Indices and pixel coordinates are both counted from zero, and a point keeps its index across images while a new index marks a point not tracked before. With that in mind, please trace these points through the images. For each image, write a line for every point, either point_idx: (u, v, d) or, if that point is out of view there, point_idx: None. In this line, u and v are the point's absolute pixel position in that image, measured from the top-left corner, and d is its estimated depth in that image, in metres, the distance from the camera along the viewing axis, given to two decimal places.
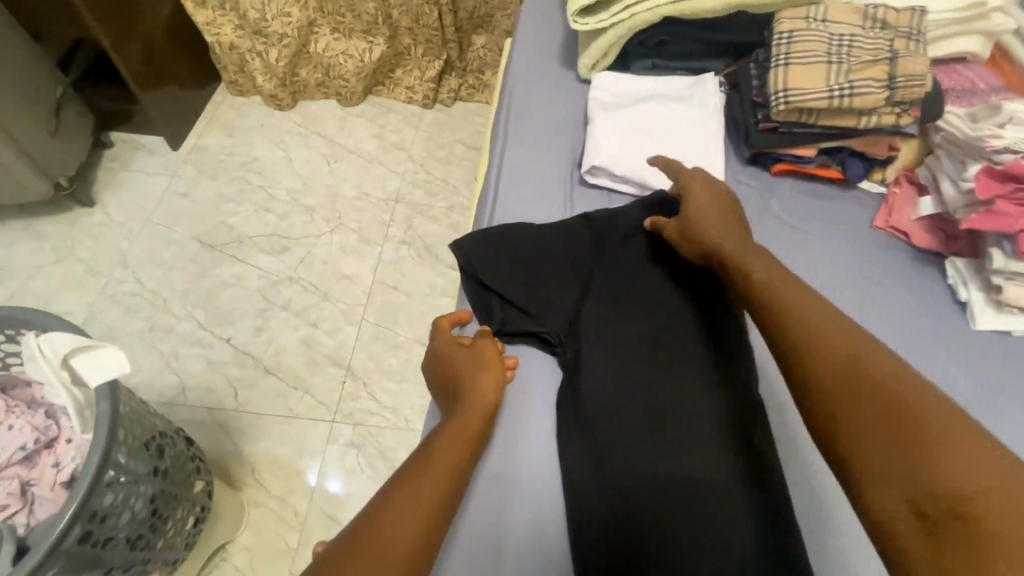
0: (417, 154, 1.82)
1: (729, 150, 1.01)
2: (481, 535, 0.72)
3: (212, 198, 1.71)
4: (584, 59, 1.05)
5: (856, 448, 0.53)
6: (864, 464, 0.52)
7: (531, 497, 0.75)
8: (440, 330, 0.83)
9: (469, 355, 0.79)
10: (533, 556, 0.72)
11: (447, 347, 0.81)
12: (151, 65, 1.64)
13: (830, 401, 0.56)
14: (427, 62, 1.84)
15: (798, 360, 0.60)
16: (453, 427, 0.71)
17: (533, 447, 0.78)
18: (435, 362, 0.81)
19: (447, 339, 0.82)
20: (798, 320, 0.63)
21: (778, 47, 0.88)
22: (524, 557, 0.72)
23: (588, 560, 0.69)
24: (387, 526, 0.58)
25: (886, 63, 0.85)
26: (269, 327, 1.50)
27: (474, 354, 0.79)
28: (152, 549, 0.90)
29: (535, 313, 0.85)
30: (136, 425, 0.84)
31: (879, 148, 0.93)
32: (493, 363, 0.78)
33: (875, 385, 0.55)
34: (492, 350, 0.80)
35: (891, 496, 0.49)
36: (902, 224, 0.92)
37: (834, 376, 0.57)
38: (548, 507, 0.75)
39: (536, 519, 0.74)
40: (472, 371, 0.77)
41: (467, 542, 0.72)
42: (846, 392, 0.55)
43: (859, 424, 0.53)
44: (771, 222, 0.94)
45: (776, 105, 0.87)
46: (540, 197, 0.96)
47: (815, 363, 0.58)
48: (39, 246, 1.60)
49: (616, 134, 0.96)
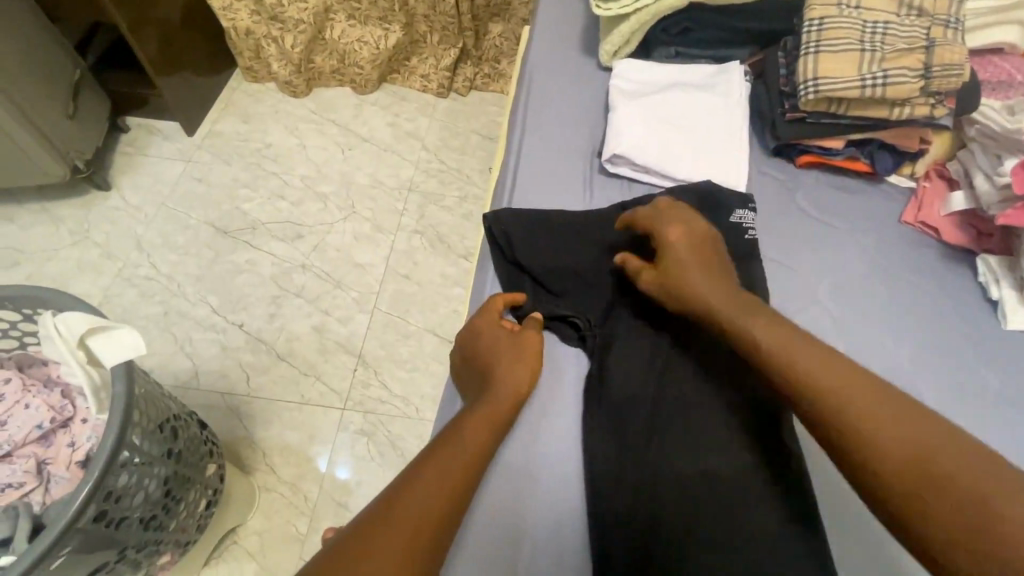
0: (431, 143, 1.81)
1: (753, 141, 0.98)
2: (499, 524, 0.71)
3: (226, 184, 1.71)
4: (605, 46, 1.03)
5: (899, 490, 0.52)
6: (907, 506, 0.51)
7: (551, 486, 0.74)
8: (490, 308, 0.81)
9: (513, 340, 0.78)
10: (549, 541, 0.71)
11: (492, 328, 0.80)
12: (168, 49, 1.64)
13: (854, 440, 0.55)
14: (443, 50, 1.82)
15: (818, 407, 0.59)
16: (489, 411, 0.70)
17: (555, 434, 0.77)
18: (473, 339, 0.80)
19: (491, 320, 0.81)
20: (801, 367, 0.62)
21: (808, 34, 0.85)
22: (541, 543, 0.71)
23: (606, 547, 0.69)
24: (411, 509, 0.57)
25: (922, 51, 0.82)
26: (281, 313, 1.50)
27: (514, 341, 0.78)
28: (165, 530, 0.90)
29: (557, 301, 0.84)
30: (151, 406, 0.84)
31: (910, 141, 0.90)
32: (531, 352, 0.77)
33: (902, 426, 0.54)
34: (535, 341, 0.79)
35: (944, 522, 0.49)
36: (932, 219, 0.89)
37: (874, 405, 0.56)
38: (565, 495, 0.74)
39: (556, 510, 0.73)
40: (513, 359, 0.76)
41: (486, 531, 0.71)
42: (874, 437, 0.55)
43: (894, 459, 0.53)
44: (796, 215, 0.91)
45: (805, 94, 0.85)
46: (559, 186, 0.94)
47: (833, 411, 0.58)
48: (56, 229, 1.61)
49: (638, 122, 0.94)
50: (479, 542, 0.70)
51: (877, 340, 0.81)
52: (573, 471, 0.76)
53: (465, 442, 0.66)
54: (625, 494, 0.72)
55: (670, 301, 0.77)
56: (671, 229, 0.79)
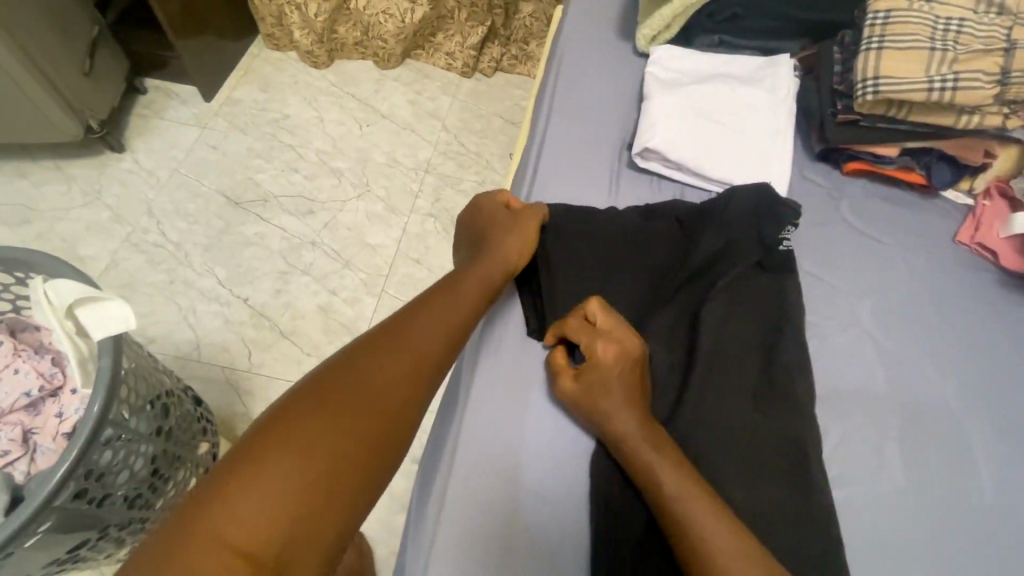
0: (452, 124, 1.75)
1: (798, 143, 0.91)
2: (483, 495, 0.67)
3: (240, 152, 1.67)
4: (644, 30, 0.95)
5: None
6: None
7: (553, 459, 0.69)
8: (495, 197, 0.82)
9: (510, 223, 0.78)
10: (543, 515, 0.66)
11: (494, 211, 0.80)
12: (189, 10, 1.59)
13: None
14: (470, 27, 1.75)
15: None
16: (472, 287, 0.71)
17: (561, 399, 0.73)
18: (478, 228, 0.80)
19: (496, 206, 0.81)
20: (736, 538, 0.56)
21: (871, 28, 0.78)
22: (532, 516, 0.66)
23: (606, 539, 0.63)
24: (378, 371, 0.58)
25: (1002, 53, 0.73)
26: (288, 290, 1.47)
27: (512, 227, 0.78)
28: (152, 508, 0.87)
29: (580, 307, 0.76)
30: (141, 381, 0.81)
31: (974, 154, 0.81)
32: (529, 233, 0.78)
33: None
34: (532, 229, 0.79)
35: None
36: (990, 241, 0.81)
37: None
38: (568, 475, 0.69)
39: (543, 513, 0.66)
40: (512, 234, 0.77)
41: (476, 500, 0.67)
42: None
43: None
44: (840, 227, 0.84)
45: (862, 94, 0.77)
46: (583, 178, 0.88)
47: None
48: (68, 189, 1.58)
49: (675, 114, 0.87)
50: (469, 509, 0.66)
51: (923, 370, 0.74)
52: (575, 482, 0.68)
53: (436, 311, 0.67)
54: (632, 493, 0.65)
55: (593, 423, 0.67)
56: (605, 355, 0.68)
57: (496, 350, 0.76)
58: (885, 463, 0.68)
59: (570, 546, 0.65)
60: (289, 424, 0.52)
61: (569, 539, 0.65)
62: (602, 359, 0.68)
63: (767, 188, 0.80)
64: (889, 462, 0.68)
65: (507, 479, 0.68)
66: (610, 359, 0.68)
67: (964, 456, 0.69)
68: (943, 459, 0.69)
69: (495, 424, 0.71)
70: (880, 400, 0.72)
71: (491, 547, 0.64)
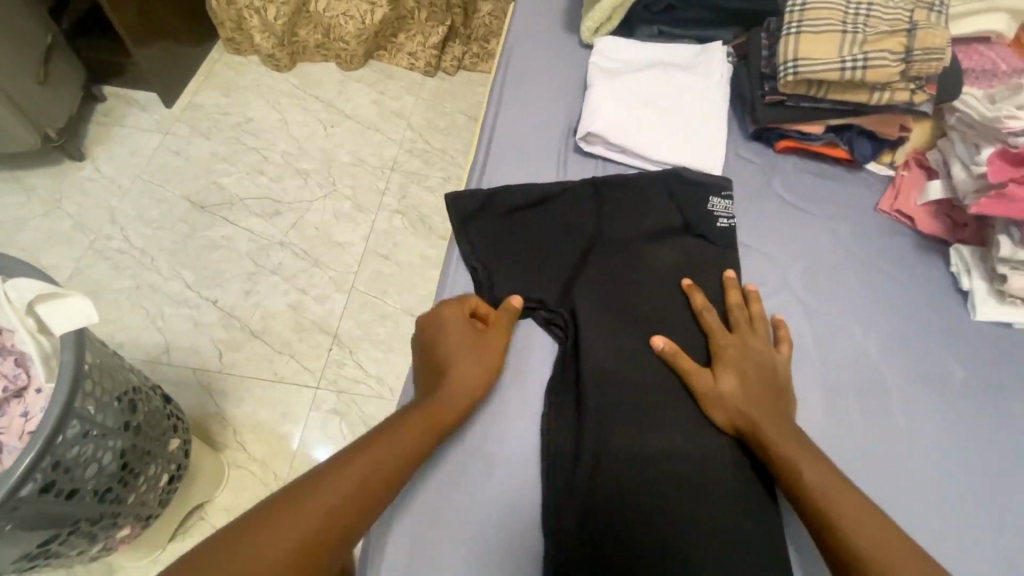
0: (416, 123, 1.78)
1: (733, 124, 0.97)
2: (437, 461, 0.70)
3: (204, 156, 1.68)
4: (587, 22, 1.00)
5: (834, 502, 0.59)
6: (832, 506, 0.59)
7: (510, 427, 0.72)
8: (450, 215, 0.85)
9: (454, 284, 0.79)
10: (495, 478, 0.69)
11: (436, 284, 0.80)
12: (146, 16, 1.59)
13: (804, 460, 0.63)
14: (430, 27, 1.78)
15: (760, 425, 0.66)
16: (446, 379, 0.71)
17: (516, 375, 0.75)
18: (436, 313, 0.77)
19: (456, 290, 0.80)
20: (765, 410, 0.67)
21: (790, 14, 0.84)
22: (485, 478, 0.69)
23: (556, 489, 0.67)
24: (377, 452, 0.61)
25: (905, 34, 0.79)
26: (257, 290, 1.48)
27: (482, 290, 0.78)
28: (123, 503, 0.89)
29: (536, 280, 0.80)
30: (107, 377, 0.83)
31: (890, 128, 0.88)
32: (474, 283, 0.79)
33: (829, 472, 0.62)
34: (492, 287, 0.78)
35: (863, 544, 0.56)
36: (908, 208, 0.88)
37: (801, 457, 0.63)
38: (523, 440, 0.71)
39: (500, 505, 0.68)
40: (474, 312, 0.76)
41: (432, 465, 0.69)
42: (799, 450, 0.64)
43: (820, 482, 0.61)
44: (771, 200, 0.90)
45: (784, 75, 0.83)
46: (532, 163, 0.92)
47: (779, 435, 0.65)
48: (28, 199, 1.57)
49: (616, 100, 0.92)
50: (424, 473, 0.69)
51: (846, 327, 0.80)
52: (531, 465, 0.70)
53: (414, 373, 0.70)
54: (573, 444, 0.70)
55: (723, 414, 0.69)
56: (725, 339, 0.72)
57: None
58: (811, 414, 0.74)
59: (527, 526, 0.67)
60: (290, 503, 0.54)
61: (527, 522, 0.67)
62: (728, 348, 0.72)
63: (693, 172, 0.86)
64: (815, 413, 0.74)
65: (462, 471, 0.69)
66: (736, 350, 0.72)
67: (882, 402, 0.75)
68: (863, 405, 0.75)
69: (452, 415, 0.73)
70: (808, 356, 0.78)
71: (450, 538, 0.66)
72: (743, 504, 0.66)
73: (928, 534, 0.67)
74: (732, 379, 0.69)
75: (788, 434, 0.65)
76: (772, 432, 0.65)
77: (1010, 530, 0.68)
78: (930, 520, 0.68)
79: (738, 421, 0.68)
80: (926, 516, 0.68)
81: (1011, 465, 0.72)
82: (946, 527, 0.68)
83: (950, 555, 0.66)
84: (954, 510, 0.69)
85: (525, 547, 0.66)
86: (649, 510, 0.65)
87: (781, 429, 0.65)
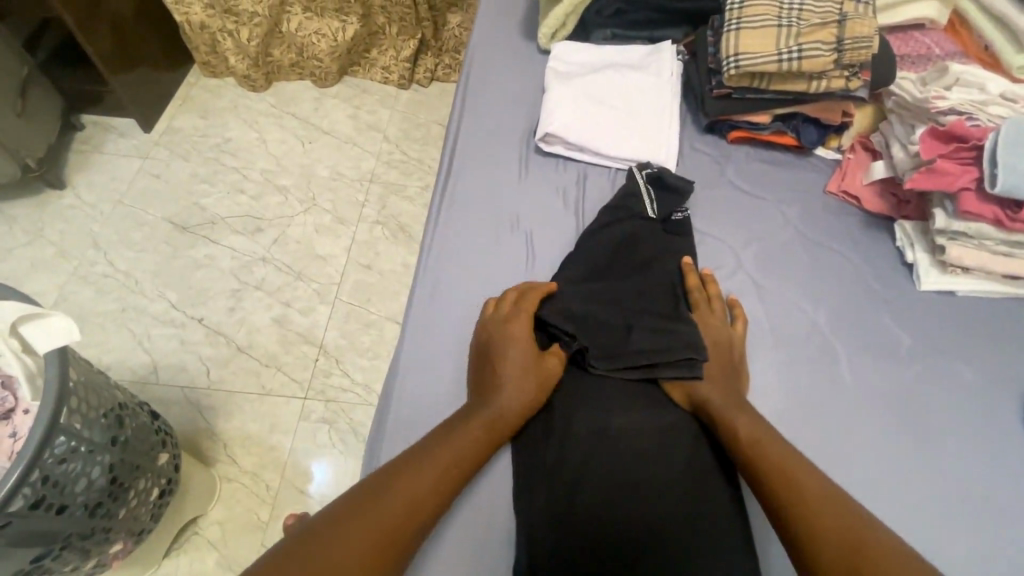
0: (392, 134, 1.81)
1: (687, 119, 1.01)
2: None
3: (184, 178, 1.70)
4: (543, 29, 1.05)
5: (781, 479, 0.63)
6: (781, 485, 0.63)
7: None
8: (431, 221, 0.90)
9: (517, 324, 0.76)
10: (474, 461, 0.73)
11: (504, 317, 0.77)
12: (120, 44, 1.62)
13: (755, 440, 0.67)
14: (402, 41, 1.82)
15: (715, 408, 0.71)
16: (481, 385, 0.74)
17: None
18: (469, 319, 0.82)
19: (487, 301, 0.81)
20: (719, 395, 0.72)
21: (730, 12, 0.89)
22: None
23: (528, 467, 0.71)
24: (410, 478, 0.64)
25: (835, 25, 0.84)
26: (242, 306, 1.50)
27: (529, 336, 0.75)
28: (114, 518, 0.90)
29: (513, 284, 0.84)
30: (91, 393, 0.85)
31: (832, 114, 0.93)
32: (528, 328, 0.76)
33: (779, 453, 0.66)
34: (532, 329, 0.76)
35: (812, 519, 0.59)
36: (854, 188, 0.92)
37: (754, 441, 0.67)
38: None
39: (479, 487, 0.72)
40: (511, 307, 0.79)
41: None
42: (751, 429, 0.68)
43: (770, 460, 0.65)
44: (725, 188, 0.94)
45: (727, 69, 0.87)
46: (495, 165, 0.96)
47: (733, 420, 0.69)
48: (11, 229, 1.59)
49: (572, 101, 0.96)
50: None
51: (798, 304, 0.84)
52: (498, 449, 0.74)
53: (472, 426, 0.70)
54: (542, 427, 0.74)
55: (681, 395, 0.74)
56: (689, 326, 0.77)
57: (411, 346, 0.81)
58: (768, 389, 0.78)
59: (492, 508, 0.71)
60: (334, 540, 0.57)
61: (501, 500, 0.71)
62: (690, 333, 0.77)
63: (649, 166, 0.91)
64: (772, 387, 0.78)
65: None
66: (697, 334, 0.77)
67: (834, 372, 0.79)
68: (814, 376, 0.79)
69: (424, 400, 0.78)
70: (761, 332, 0.82)
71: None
72: (700, 472, 0.70)
73: (879, 494, 0.71)
74: (691, 362, 0.75)
75: (742, 411, 0.70)
76: (726, 411, 0.70)
77: (954, 485, 0.72)
78: (880, 481, 0.72)
79: (694, 401, 0.73)
80: (875, 477, 0.72)
81: (962, 424, 0.76)
82: (894, 485, 0.72)
83: (901, 512, 0.70)
84: (903, 469, 0.73)
85: (491, 531, 0.69)
86: (613, 482, 0.69)
87: (735, 406, 0.71)
